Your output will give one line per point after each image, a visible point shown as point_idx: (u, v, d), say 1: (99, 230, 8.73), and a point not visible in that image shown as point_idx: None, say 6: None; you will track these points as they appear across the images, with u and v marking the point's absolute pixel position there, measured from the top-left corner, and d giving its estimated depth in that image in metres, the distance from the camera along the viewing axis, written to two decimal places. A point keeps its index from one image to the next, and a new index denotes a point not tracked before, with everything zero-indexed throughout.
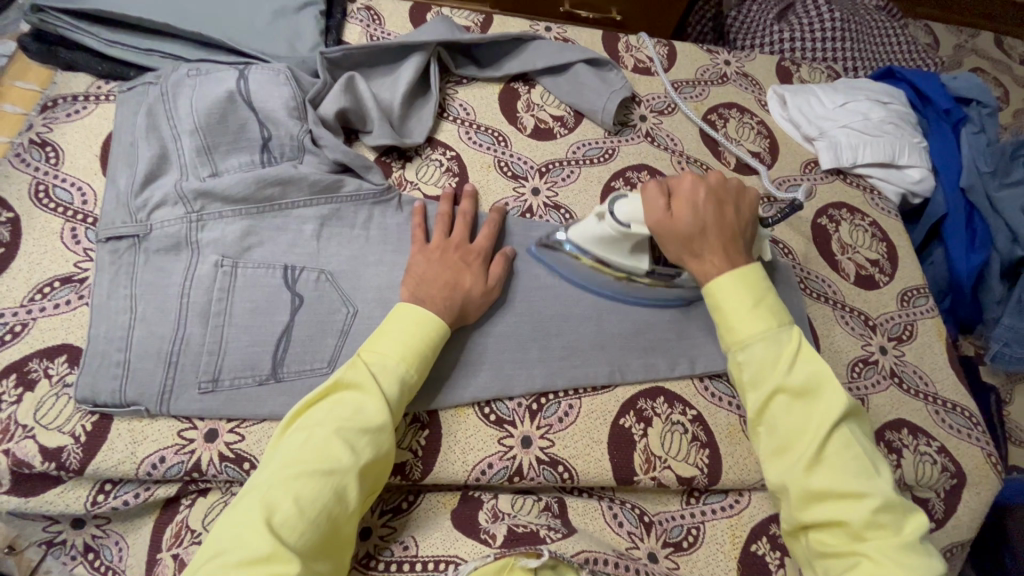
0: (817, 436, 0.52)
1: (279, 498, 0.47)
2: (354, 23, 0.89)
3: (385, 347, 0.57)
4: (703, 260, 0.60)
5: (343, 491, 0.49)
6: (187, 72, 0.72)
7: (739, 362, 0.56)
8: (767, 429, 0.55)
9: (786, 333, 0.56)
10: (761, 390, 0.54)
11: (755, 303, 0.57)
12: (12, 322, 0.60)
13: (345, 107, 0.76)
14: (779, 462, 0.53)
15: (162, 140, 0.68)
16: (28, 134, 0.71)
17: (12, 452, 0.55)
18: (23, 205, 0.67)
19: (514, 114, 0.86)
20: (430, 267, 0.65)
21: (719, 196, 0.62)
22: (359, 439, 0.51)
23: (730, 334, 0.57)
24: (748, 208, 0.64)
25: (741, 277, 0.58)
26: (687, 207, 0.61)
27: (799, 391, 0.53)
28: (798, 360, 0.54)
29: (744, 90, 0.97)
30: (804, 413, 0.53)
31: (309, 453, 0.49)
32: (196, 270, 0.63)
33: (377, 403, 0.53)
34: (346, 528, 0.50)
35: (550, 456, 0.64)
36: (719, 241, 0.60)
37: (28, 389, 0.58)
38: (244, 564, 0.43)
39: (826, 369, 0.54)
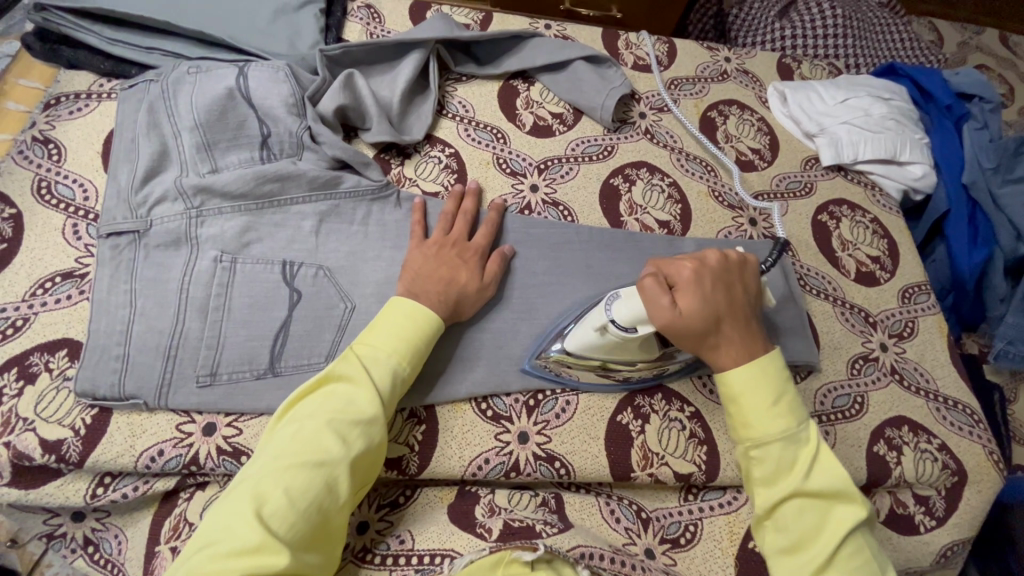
0: (828, 545, 0.51)
1: (269, 487, 0.47)
2: (354, 22, 0.90)
3: (376, 339, 0.57)
4: (721, 351, 0.59)
5: (334, 483, 0.50)
6: (187, 70, 0.73)
7: (753, 458, 0.56)
8: (776, 527, 0.54)
9: (804, 433, 0.56)
10: (776, 489, 0.54)
11: (774, 402, 0.56)
12: (14, 316, 0.61)
13: (344, 104, 0.76)
14: (787, 562, 0.53)
15: (163, 136, 0.68)
16: (31, 131, 0.72)
17: (13, 445, 0.56)
18: (26, 201, 0.67)
19: (514, 112, 0.86)
20: (426, 263, 0.65)
21: (724, 280, 0.62)
22: (352, 433, 0.52)
23: (745, 429, 0.56)
24: (750, 285, 0.64)
25: (758, 370, 0.58)
26: (697, 297, 0.59)
27: (815, 495, 0.53)
28: (815, 465, 0.54)
29: (744, 87, 0.97)
30: (818, 519, 0.53)
31: (301, 448, 0.49)
32: (195, 264, 0.63)
33: (368, 395, 0.54)
34: (336, 519, 0.50)
35: (547, 452, 0.64)
36: (733, 330, 0.60)
37: (29, 382, 0.58)
38: (235, 554, 0.43)
39: (844, 477, 0.54)
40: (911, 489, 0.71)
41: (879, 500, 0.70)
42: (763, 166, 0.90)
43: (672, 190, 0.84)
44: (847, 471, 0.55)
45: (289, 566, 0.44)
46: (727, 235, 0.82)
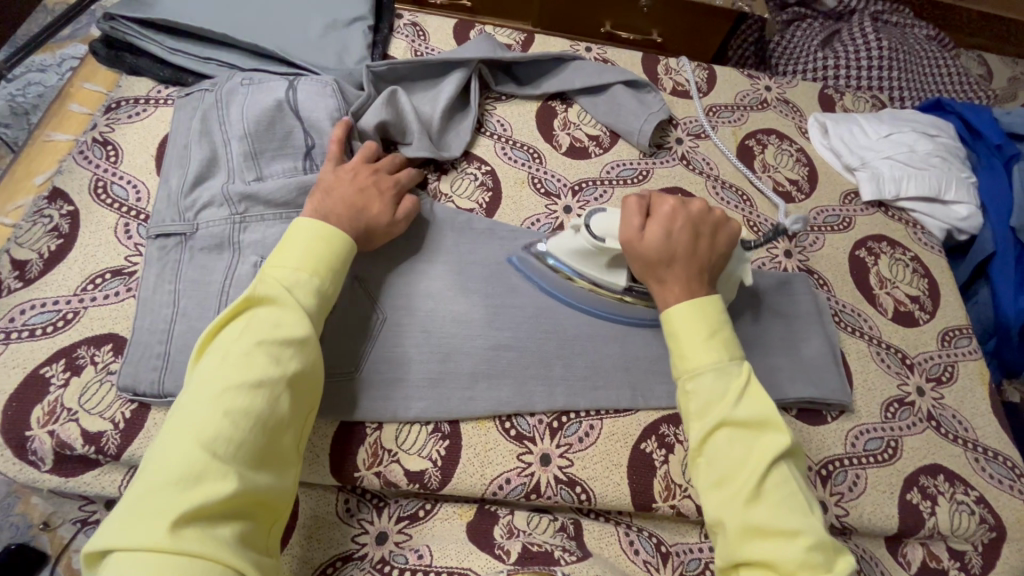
0: (755, 472, 0.50)
1: (209, 418, 0.46)
2: (400, 39, 0.93)
3: (290, 263, 0.57)
4: (665, 287, 0.61)
5: (274, 401, 0.50)
6: (241, 80, 0.75)
7: (688, 391, 0.55)
8: (708, 462, 0.53)
9: (737, 367, 0.55)
10: (706, 420, 0.53)
11: (709, 335, 0.56)
12: (65, 309, 0.64)
13: (385, 120, 0.77)
14: (716, 496, 0.51)
15: (213, 144, 0.71)
16: (93, 133, 0.75)
17: (56, 434, 0.58)
18: (84, 199, 0.71)
19: (551, 132, 0.87)
20: (340, 187, 0.66)
21: (696, 228, 0.63)
22: (282, 352, 0.52)
23: (682, 361, 0.56)
24: (722, 245, 0.64)
25: (700, 307, 0.58)
26: (663, 232, 0.62)
27: (744, 424, 0.52)
28: (745, 396, 0.54)
29: (784, 117, 0.96)
30: (746, 449, 0.52)
31: (237, 370, 0.49)
32: (237, 267, 0.66)
33: (295, 316, 0.54)
34: (284, 438, 0.51)
35: (568, 476, 0.64)
36: (684, 271, 0.61)
37: (75, 374, 0.61)
38: (182, 481, 0.43)
39: (771, 407, 0.53)
40: (945, 541, 0.68)
41: (909, 552, 0.68)
42: (801, 197, 0.89)
43: None
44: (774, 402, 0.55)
45: (239, 489, 0.45)
46: (761, 265, 0.81)
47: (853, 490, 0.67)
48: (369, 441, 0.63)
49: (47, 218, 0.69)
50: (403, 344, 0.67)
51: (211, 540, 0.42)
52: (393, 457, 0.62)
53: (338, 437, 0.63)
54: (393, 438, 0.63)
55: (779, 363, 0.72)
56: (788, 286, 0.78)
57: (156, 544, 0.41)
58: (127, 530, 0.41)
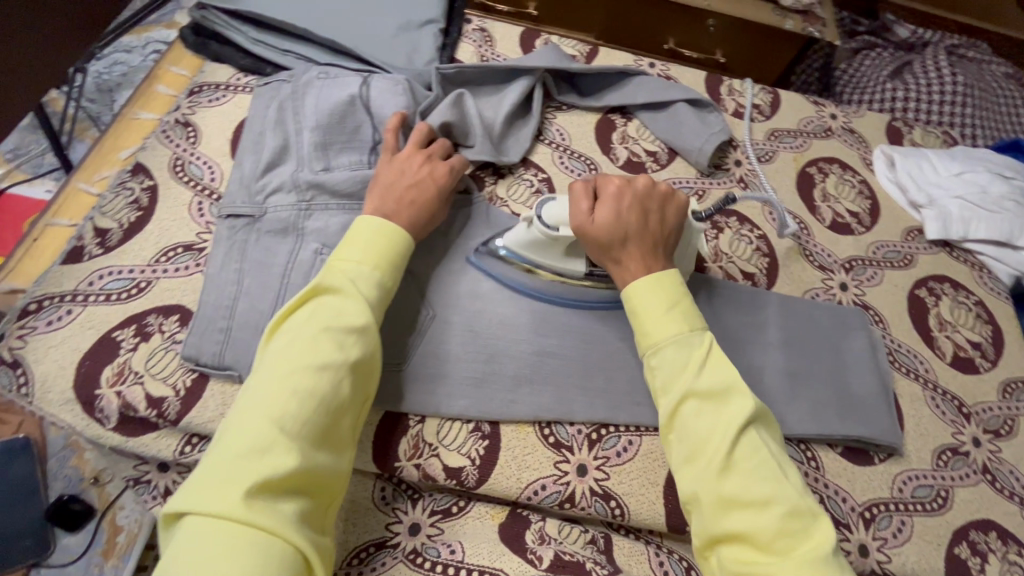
0: (724, 440, 0.52)
1: (277, 398, 0.48)
2: (468, 43, 0.95)
3: (353, 255, 0.59)
4: (622, 267, 0.63)
5: (336, 386, 0.51)
6: (317, 74, 0.78)
7: (653, 366, 0.58)
8: (678, 437, 0.54)
9: (699, 339, 0.58)
10: (672, 393, 0.55)
11: (670, 308, 0.59)
12: (139, 278, 0.67)
13: (450, 121, 0.78)
14: (689, 471, 0.52)
15: (286, 132, 0.74)
16: (176, 114, 0.80)
17: (123, 395, 0.61)
18: (163, 175, 0.75)
19: (609, 145, 0.88)
20: (395, 176, 0.68)
21: (644, 205, 0.65)
22: (347, 338, 0.53)
23: (646, 338, 0.59)
24: (672, 218, 0.67)
25: (656, 283, 0.61)
26: (611, 213, 0.64)
27: (707, 395, 0.54)
28: (708, 365, 0.56)
29: (848, 146, 0.94)
30: (713, 418, 0.53)
31: (305, 353, 0.51)
32: (300, 253, 0.68)
33: (357, 305, 0.55)
34: (344, 423, 0.52)
35: (604, 489, 0.64)
36: (639, 249, 0.63)
37: (144, 340, 0.64)
38: (250, 455, 0.45)
39: (733, 375, 0.55)
40: None
41: None
42: (861, 230, 0.87)
43: (761, 243, 0.82)
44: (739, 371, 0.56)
45: (300, 467, 0.46)
46: (815, 296, 0.79)
47: (898, 537, 0.65)
48: (411, 433, 0.64)
49: (128, 191, 0.73)
50: (451, 342, 0.68)
51: (275, 516, 0.43)
52: (432, 451, 0.63)
53: (381, 426, 0.64)
54: (435, 433, 0.64)
55: (829, 398, 0.70)
56: (842, 319, 0.76)
57: (228, 512, 0.42)
58: (199, 498, 0.43)
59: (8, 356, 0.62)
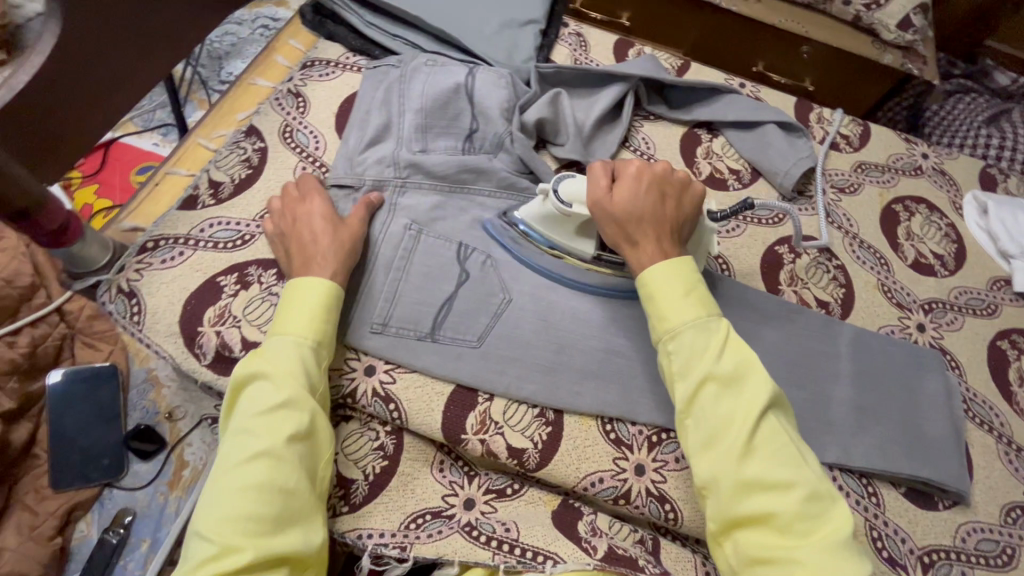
0: (745, 425, 0.51)
1: (225, 495, 0.51)
2: (564, 46, 0.97)
3: (275, 333, 0.60)
4: (636, 248, 0.61)
5: (279, 463, 0.53)
6: (425, 61, 0.82)
7: (670, 351, 0.56)
8: (695, 423, 0.53)
9: (717, 322, 0.56)
10: (691, 378, 0.54)
11: (686, 292, 0.57)
12: (244, 231, 0.72)
13: (545, 117, 0.81)
14: (709, 456, 0.52)
15: (390, 112, 0.78)
16: (289, 85, 0.85)
17: (222, 335, 0.66)
18: (273, 139, 0.80)
19: (693, 159, 0.89)
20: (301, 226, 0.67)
21: (663, 189, 0.64)
22: (277, 417, 0.55)
23: (663, 322, 0.57)
24: (688, 205, 0.65)
25: (671, 265, 0.59)
26: (628, 194, 0.62)
27: (727, 380, 0.53)
28: (726, 348, 0.55)
29: (938, 188, 0.92)
30: (731, 404, 0.52)
31: (241, 445, 0.53)
32: (391, 227, 0.72)
33: (281, 379, 0.56)
34: (300, 494, 0.54)
35: (659, 492, 0.64)
36: (654, 230, 0.61)
37: (244, 288, 0.68)
38: (209, 560, 0.48)
39: (750, 359, 0.54)
40: None
41: None
42: (944, 273, 0.85)
43: (839, 273, 0.82)
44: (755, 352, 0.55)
45: (257, 556, 0.48)
46: (890, 332, 0.78)
47: None
48: (478, 410, 0.66)
49: (242, 149, 0.78)
50: (524, 328, 0.70)
51: None
52: (498, 430, 0.65)
53: (450, 400, 0.66)
54: (501, 413, 0.66)
55: (897, 436, 0.69)
56: (918, 359, 0.75)
57: None
58: None
59: (126, 286, 0.67)
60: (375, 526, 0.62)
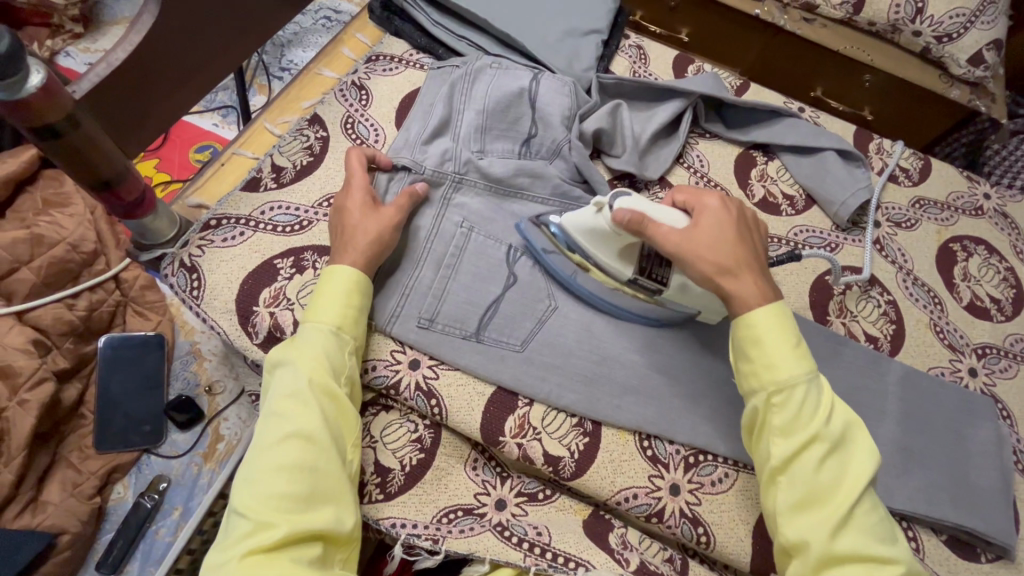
0: (849, 496, 0.50)
1: (258, 475, 0.52)
2: (623, 58, 0.97)
3: (305, 319, 0.61)
4: (737, 283, 0.58)
5: (309, 444, 0.54)
6: (490, 63, 0.83)
7: (774, 404, 0.54)
8: (790, 481, 0.52)
9: (822, 381, 0.55)
10: (797, 437, 0.52)
11: (795, 345, 0.55)
12: (302, 217, 0.74)
13: (604, 128, 0.81)
14: (803, 519, 0.51)
15: (452, 110, 0.79)
16: (353, 77, 0.86)
17: (276, 316, 0.67)
18: (334, 129, 0.81)
19: (747, 180, 0.88)
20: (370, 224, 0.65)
21: (744, 222, 0.62)
22: (303, 398, 0.55)
23: (771, 371, 0.54)
24: (760, 238, 0.64)
25: (775, 308, 0.56)
26: (720, 226, 0.60)
27: (832, 444, 0.52)
28: (835, 412, 0.54)
29: (999, 230, 0.90)
30: (835, 471, 0.52)
31: (273, 428, 0.54)
32: (443, 224, 0.72)
33: (305, 362, 0.57)
34: (330, 474, 0.54)
35: (693, 513, 0.64)
36: (752, 265, 0.59)
37: (299, 272, 0.70)
38: (244, 536, 0.49)
39: (856, 426, 0.54)
40: None
41: None
42: (1000, 319, 0.82)
43: (889, 309, 0.80)
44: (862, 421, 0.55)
45: (287, 532, 0.49)
46: (939, 374, 0.76)
47: None
48: (517, 414, 0.66)
49: (305, 137, 0.80)
50: (568, 336, 0.70)
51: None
52: (535, 435, 0.66)
53: (490, 400, 0.67)
54: (540, 418, 0.67)
55: (943, 482, 0.67)
56: (969, 406, 0.73)
57: None
58: None
59: (188, 261, 0.70)
60: (408, 516, 0.63)
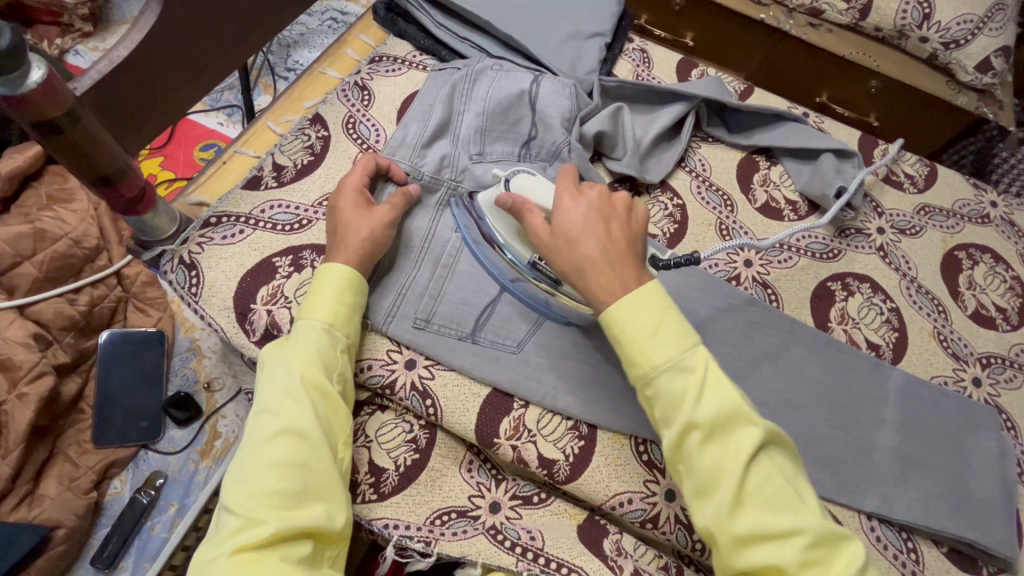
0: (735, 474, 0.48)
1: (249, 471, 0.51)
2: (627, 61, 0.97)
3: (298, 317, 0.61)
4: (590, 280, 0.56)
5: (300, 440, 0.53)
6: (492, 65, 0.83)
7: (650, 397, 0.53)
8: (687, 470, 0.51)
9: (693, 358, 0.52)
10: (671, 427, 0.51)
11: (653, 329, 0.53)
12: (301, 216, 0.74)
13: (604, 130, 0.81)
14: (702, 505, 0.50)
15: (452, 111, 0.79)
16: (355, 77, 0.87)
17: (273, 314, 0.67)
18: (336, 129, 0.82)
19: (749, 185, 0.87)
20: (359, 224, 0.65)
21: (605, 211, 0.59)
22: (296, 394, 0.55)
23: (635, 367, 0.53)
24: (634, 227, 0.60)
25: (635, 300, 0.54)
26: (572, 221, 0.58)
27: (710, 423, 0.50)
28: (705, 391, 0.51)
29: (1005, 238, 0.89)
30: (718, 451, 0.50)
31: (265, 425, 0.54)
32: (440, 226, 0.73)
33: (298, 358, 0.57)
34: (321, 471, 0.54)
35: (689, 520, 0.63)
36: (604, 258, 0.56)
37: (297, 271, 0.70)
38: (234, 532, 0.49)
39: (734, 400, 0.51)
40: None
41: None
42: (1005, 328, 0.81)
43: (892, 316, 0.79)
44: (739, 391, 0.52)
45: (275, 529, 0.48)
46: (943, 384, 0.75)
47: None
48: (513, 415, 0.66)
49: (306, 136, 0.80)
50: (565, 339, 0.69)
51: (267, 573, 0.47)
52: (530, 438, 0.65)
53: (486, 402, 0.66)
54: (535, 421, 0.66)
55: (944, 492, 0.66)
56: (972, 416, 0.71)
57: None
58: None
59: (187, 258, 0.70)
60: (401, 518, 0.63)
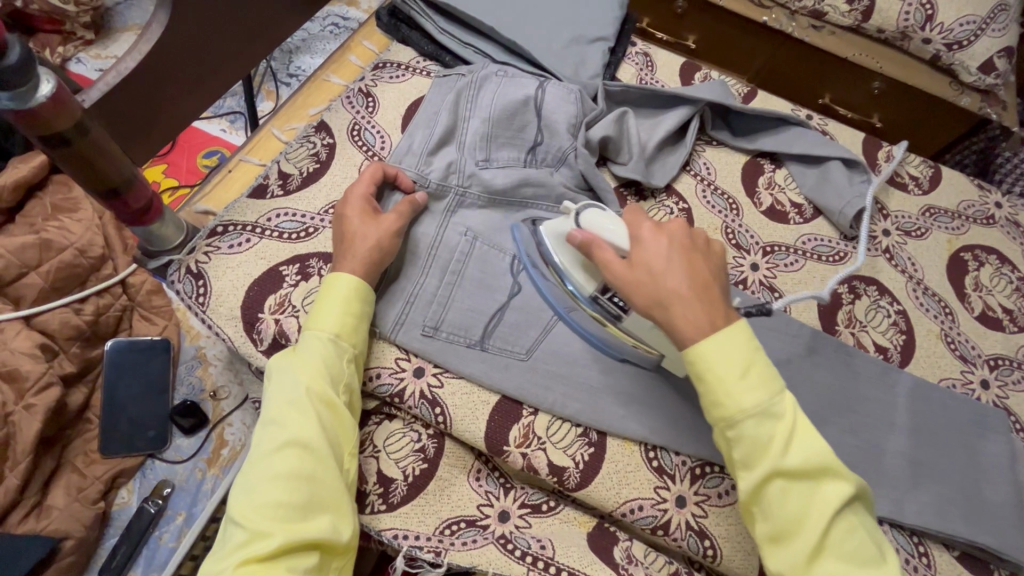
0: (817, 527, 0.48)
1: (255, 483, 0.51)
2: (630, 65, 0.97)
3: (305, 327, 0.61)
4: (672, 314, 0.53)
5: (306, 452, 0.53)
6: (496, 71, 0.83)
7: (729, 438, 0.51)
8: (763, 514, 0.50)
9: (782, 407, 0.50)
10: (756, 473, 0.49)
11: (744, 372, 0.50)
12: (308, 224, 0.74)
13: (610, 135, 0.81)
14: (777, 551, 0.50)
15: (457, 117, 0.79)
16: (360, 84, 0.87)
17: (281, 323, 0.67)
18: (341, 136, 0.82)
19: (754, 188, 0.87)
20: (365, 231, 0.65)
21: (688, 246, 0.56)
22: (303, 405, 0.55)
23: (717, 408, 0.51)
24: (716, 264, 0.58)
25: (723, 340, 0.51)
26: (655, 256, 0.55)
27: (798, 475, 0.49)
28: (794, 441, 0.50)
29: (1011, 239, 0.89)
30: (800, 500, 0.49)
31: (271, 436, 0.54)
32: (447, 233, 0.72)
33: (304, 369, 0.57)
34: (328, 482, 0.54)
35: (699, 526, 0.63)
36: (690, 293, 0.53)
37: (304, 279, 0.70)
38: (240, 545, 0.48)
39: (826, 453, 0.50)
40: None
41: None
42: (1013, 329, 0.81)
43: (900, 319, 0.79)
44: (828, 444, 0.50)
45: (282, 542, 0.48)
46: (951, 386, 0.75)
47: None
48: (522, 423, 0.66)
49: (311, 144, 0.80)
50: (573, 345, 0.69)
51: None
52: (540, 445, 0.65)
53: (494, 409, 0.66)
54: (544, 428, 0.66)
55: (954, 496, 0.66)
56: (981, 419, 0.71)
57: None
58: None
59: (194, 268, 0.70)
60: (410, 527, 0.63)
